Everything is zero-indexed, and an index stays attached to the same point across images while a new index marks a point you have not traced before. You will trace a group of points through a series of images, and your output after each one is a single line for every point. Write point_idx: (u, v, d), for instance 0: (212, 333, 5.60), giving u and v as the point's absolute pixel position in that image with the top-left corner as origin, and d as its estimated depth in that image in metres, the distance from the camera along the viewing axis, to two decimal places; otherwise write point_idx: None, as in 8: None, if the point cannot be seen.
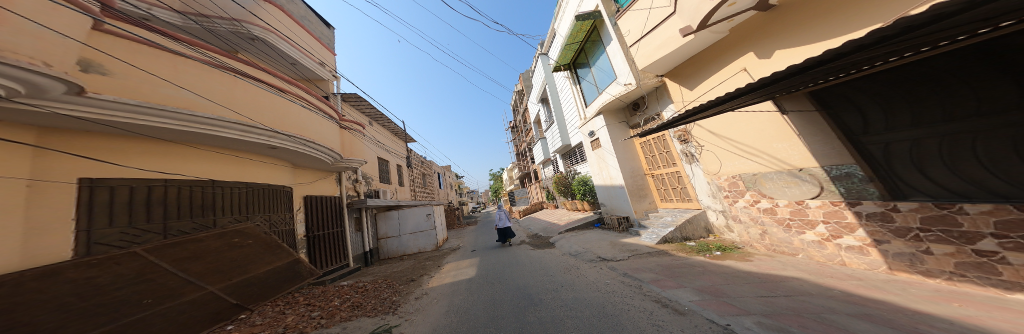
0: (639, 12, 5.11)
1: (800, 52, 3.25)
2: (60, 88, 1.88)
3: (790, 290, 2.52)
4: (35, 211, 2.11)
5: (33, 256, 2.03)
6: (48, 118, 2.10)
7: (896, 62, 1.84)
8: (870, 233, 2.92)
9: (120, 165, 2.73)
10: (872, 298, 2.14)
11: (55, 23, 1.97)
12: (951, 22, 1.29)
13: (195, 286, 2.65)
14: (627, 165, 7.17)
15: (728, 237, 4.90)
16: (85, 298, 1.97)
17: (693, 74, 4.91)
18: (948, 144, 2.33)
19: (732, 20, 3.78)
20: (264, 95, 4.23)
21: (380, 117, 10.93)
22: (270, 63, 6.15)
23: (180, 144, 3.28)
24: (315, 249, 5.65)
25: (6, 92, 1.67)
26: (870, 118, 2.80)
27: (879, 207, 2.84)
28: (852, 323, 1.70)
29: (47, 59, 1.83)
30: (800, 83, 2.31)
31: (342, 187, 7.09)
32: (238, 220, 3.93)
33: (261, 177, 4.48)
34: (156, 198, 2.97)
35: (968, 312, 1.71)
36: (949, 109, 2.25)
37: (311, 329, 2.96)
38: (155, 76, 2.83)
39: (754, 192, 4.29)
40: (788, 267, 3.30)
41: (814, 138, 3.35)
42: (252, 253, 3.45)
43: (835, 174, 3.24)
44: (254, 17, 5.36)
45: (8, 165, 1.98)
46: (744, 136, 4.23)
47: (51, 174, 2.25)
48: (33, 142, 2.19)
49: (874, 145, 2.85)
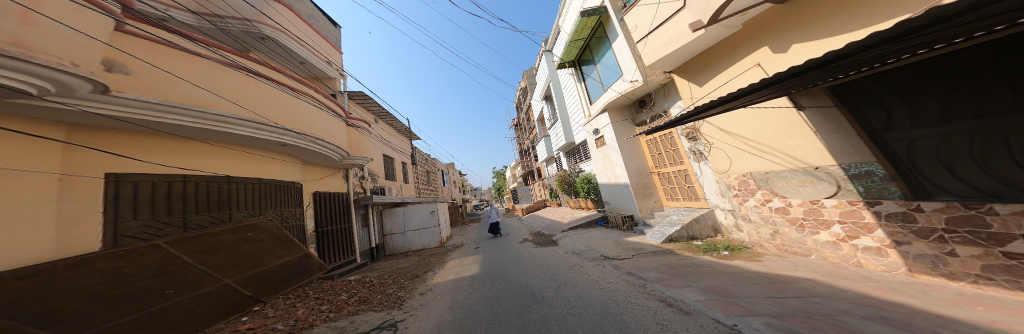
0: (648, 7, 5.02)
1: (817, 46, 3.14)
2: (87, 88, 1.95)
3: (801, 291, 2.47)
4: (65, 204, 2.21)
5: (64, 247, 2.13)
6: (76, 116, 2.19)
7: (923, 55, 1.75)
8: (891, 234, 2.82)
9: (142, 161, 2.82)
10: (889, 300, 2.08)
11: (81, 24, 2.04)
12: (988, 11, 1.22)
13: (212, 278, 2.73)
14: (632, 163, 7.08)
15: (737, 237, 4.82)
16: (112, 287, 2.08)
17: (703, 70, 4.80)
18: (980, 140, 2.22)
19: (746, 13, 3.69)
20: (275, 93, 4.31)
21: (385, 114, 11.01)
22: (280, 62, 6.28)
23: (198, 141, 3.38)
24: (325, 244, 5.79)
25: (37, 91, 1.74)
26: (894, 114, 2.69)
27: (900, 206, 2.74)
28: (868, 326, 1.65)
29: (74, 60, 1.91)
30: (818, 77, 2.23)
31: (349, 184, 7.21)
32: (252, 215, 4.04)
33: (273, 174, 4.59)
34: (176, 193, 3.08)
35: (994, 317, 1.64)
36: (982, 104, 2.15)
37: (320, 322, 3.04)
38: (174, 75, 2.91)
39: (766, 191, 4.19)
40: (800, 267, 3.23)
41: (833, 135, 3.23)
42: (265, 247, 3.55)
43: (853, 172, 3.13)
44: (264, 17, 5.44)
45: (38, 160, 2.06)
46: (756, 133, 4.12)
47: (79, 169, 2.35)
48: (63, 137, 2.28)
49: (897, 142, 2.75)
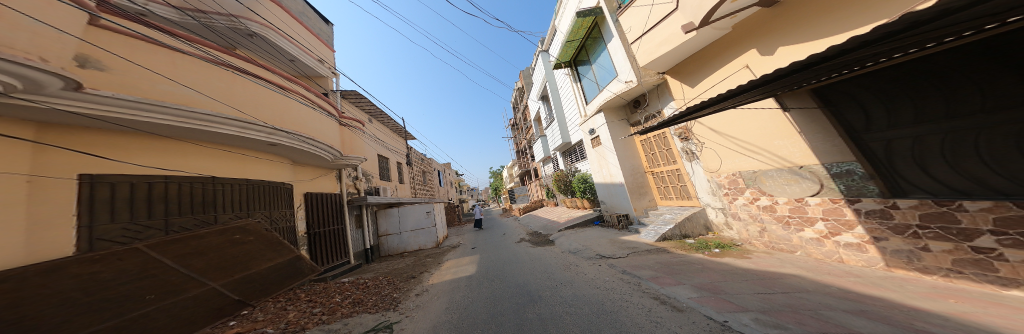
0: (642, 8, 5.10)
1: (803, 49, 3.24)
2: (58, 84, 1.86)
3: (788, 287, 2.54)
4: (37, 207, 2.11)
5: (36, 251, 2.04)
6: (49, 114, 2.11)
7: (900, 58, 1.82)
8: (869, 230, 2.93)
9: (119, 161, 2.71)
10: (869, 294, 2.16)
11: (50, 18, 1.95)
12: (960, 17, 1.27)
13: (197, 282, 2.68)
14: (626, 163, 7.15)
15: (728, 235, 4.91)
16: (88, 292, 1.99)
17: (695, 72, 4.89)
18: (951, 141, 2.34)
19: (736, 16, 3.76)
20: (263, 92, 4.21)
21: (379, 114, 10.85)
22: (268, 60, 6.12)
23: (180, 141, 3.27)
24: (316, 246, 5.67)
25: (3, 88, 1.67)
26: (872, 115, 2.81)
27: (878, 204, 2.84)
28: (850, 320, 1.70)
29: (43, 54, 1.82)
30: (802, 80, 2.29)
31: (343, 184, 7.08)
32: (239, 216, 3.94)
33: (262, 174, 4.49)
34: (156, 194, 2.97)
35: (965, 309, 1.72)
36: (952, 106, 2.26)
37: (312, 325, 2.98)
38: (153, 72, 2.81)
39: (754, 189, 4.28)
40: (786, 264, 3.32)
41: (817, 135, 3.34)
42: (253, 250, 3.41)
43: (835, 171, 3.24)
44: (252, 13, 5.32)
45: (7, 161, 1.97)
46: (744, 133, 4.22)
47: (50, 170, 2.24)
48: (31, 137, 2.17)
49: (876, 142, 2.87)
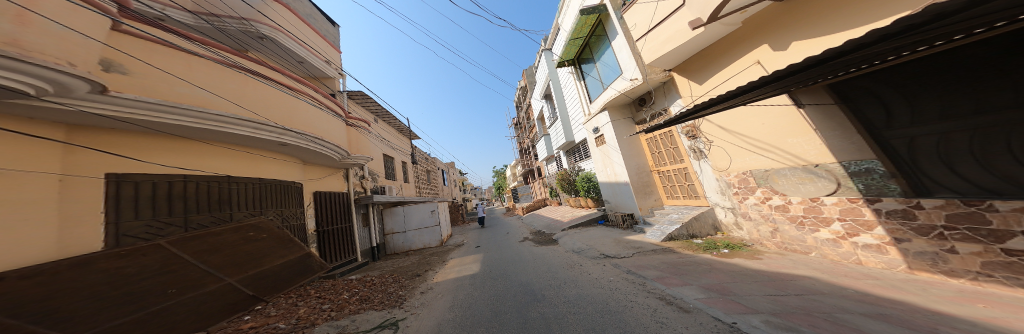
0: (647, 5, 5.01)
1: (818, 43, 3.11)
2: (84, 87, 1.95)
3: (801, 289, 2.46)
4: (67, 204, 2.23)
5: (66, 246, 2.15)
6: (77, 116, 2.21)
7: (922, 52, 1.74)
8: (890, 231, 2.81)
9: (142, 161, 2.83)
10: (889, 297, 2.07)
11: (77, 24, 2.05)
12: (991, 7, 1.21)
13: (214, 278, 2.78)
14: (632, 161, 7.05)
15: (737, 235, 4.80)
16: (114, 286, 2.09)
17: (703, 68, 4.78)
18: (980, 138, 2.22)
19: (746, 10, 3.64)
20: (273, 93, 4.32)
21: (384, 114, 11.00)
22: (278, 62, 6.28)
23: (197, 142, 3.39)
24: (325, 243, 5.80)
25: (36, 92, 1.76)
26: (893, 112, 2.69)
27: (900, 204, 2.72)
28: (868, 324, 1.64)
29: (70, 59, 1.91)
30: (817, 75, 2.21)
31: (350, 184, 7.22)
32: (252, 214, 4.07)
33: (274, 174, 4.63)
34: (176, 193, 3.09)
35: (994, 314, 1.63)
36: (982, 101, 2.14)
37: (322, 321, 3.06)
38: (171, 75, 2.91)
39: (766, 189, 4.17)
40: (800, 265, 3.22)
41: (833, 133, 3.22)
42: (266, 246, 3.57)
43: (853, 170, 3.12)
44: (262, 16, 5.46)
45: (40, 161, 2.08)
46: (756, 131, 4.10)
47: (79, 169, 2.36)
48: (63, 138, 2.29)
49: (897, 139, 2.74)
